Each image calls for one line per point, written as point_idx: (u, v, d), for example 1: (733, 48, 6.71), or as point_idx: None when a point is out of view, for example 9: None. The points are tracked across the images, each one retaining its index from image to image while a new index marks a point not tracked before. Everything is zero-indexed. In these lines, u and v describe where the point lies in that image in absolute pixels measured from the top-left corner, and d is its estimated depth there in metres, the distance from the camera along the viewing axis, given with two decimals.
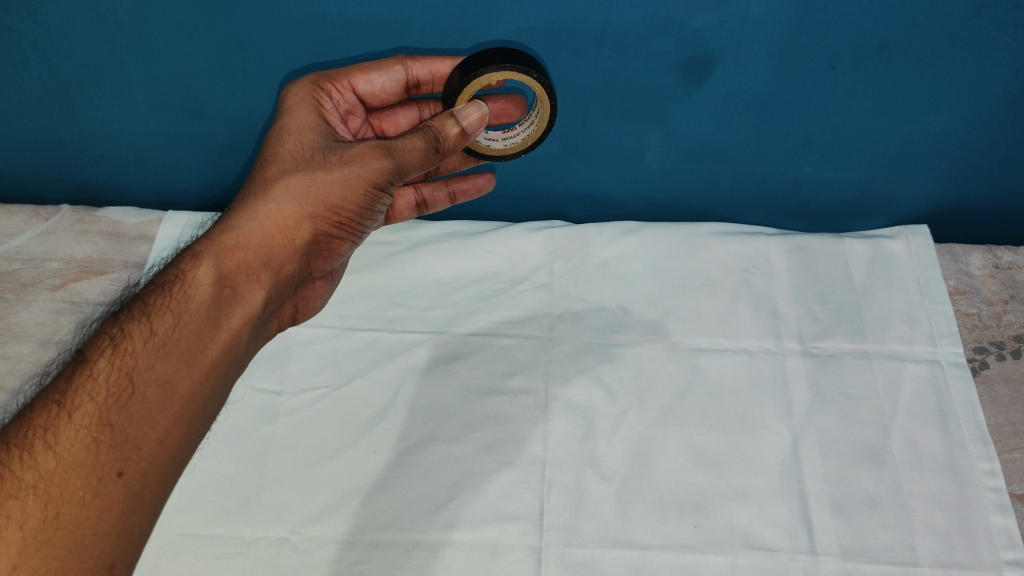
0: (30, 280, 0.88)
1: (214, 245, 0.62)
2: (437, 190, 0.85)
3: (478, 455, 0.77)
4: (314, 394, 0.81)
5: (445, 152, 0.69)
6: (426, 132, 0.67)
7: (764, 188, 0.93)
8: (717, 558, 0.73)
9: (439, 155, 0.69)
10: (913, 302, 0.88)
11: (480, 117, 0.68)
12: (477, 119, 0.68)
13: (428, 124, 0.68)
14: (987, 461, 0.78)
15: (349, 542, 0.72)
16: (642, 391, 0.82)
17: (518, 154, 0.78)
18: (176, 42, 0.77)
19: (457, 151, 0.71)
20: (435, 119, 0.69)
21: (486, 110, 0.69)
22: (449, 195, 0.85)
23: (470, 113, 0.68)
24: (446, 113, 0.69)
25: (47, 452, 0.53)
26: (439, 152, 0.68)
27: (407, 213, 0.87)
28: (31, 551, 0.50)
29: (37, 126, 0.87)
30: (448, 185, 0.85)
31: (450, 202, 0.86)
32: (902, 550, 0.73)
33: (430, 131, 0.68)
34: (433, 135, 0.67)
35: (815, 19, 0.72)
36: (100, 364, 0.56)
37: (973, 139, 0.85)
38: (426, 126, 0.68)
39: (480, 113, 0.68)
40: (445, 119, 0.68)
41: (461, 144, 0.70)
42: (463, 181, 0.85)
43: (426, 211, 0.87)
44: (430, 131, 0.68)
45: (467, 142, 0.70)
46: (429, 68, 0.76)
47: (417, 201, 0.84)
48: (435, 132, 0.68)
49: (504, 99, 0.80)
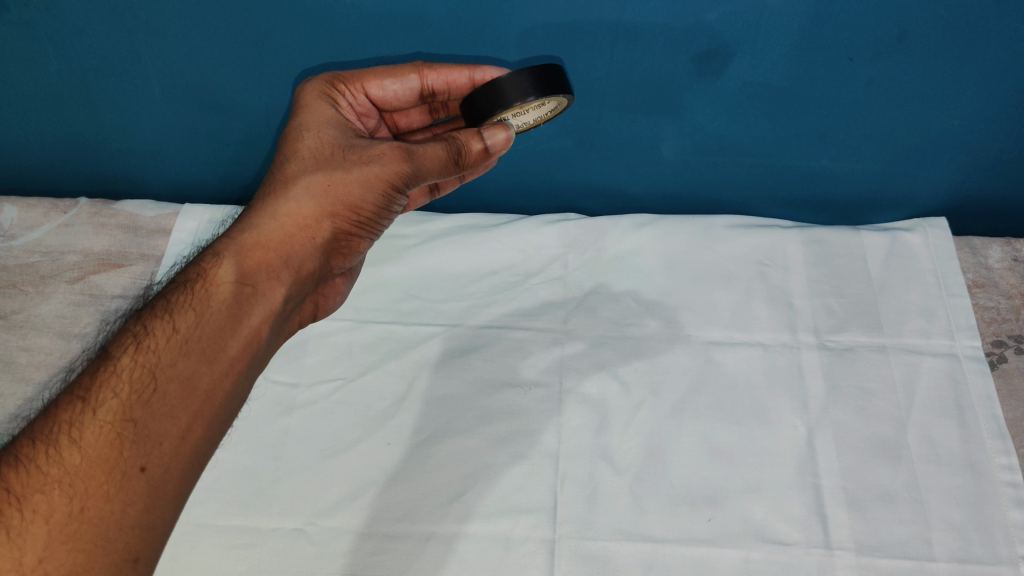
0: (49, 273, 0.88)
1: (235, 243, 0.63)
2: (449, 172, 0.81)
3: (493, 447, 0.78)
4: (330, 386, 0.81)
5: (466, 165, 0.70)
6: (449, 143, 0.68)
7: (783, 181, 0.92)
8: (731, 552, 0.72)
9: (458, 167, 0.69)
10: (931, 296, 0.87)
11: (506, 139, 0.69)
12: (503, 141, 0.69)
13: (453, 135, 0.68)
14: (1004, 455, 0.77)
15: (365, 533, 0.73)
16: (657, 383, 0.82)
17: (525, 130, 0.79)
18: (192, 36, 0.77)
19: (477, 165, 0.71)
20: (460, 132, 0.69)
21: (512, 133, 0.70)
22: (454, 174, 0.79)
23: (497, 134, 0.69)
24: (472, 129, 0.69)
25: (73, 447, 0.53)
26: (459, 165, 0.69)
27: (421, 200, 0.83)
28: (56, 545, 0.50)
29: (57, 122, 0.88)
30: None
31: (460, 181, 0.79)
32: (917, 545, 0.73)
33: (454, 142, 0.68)
34: (456, 147, 0.68)
35: (833, 11, 0.71)
36: (123, 361, 0.57)
37: (995, 131, 0.83)
38: (450, 137, 0.68)
39: (506, 136, 0.69)
40: (471, 135, 0.69)
41: (482, 161, 0.71)
42: None
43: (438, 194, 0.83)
44: (454, 142, 0.68)
45: (487, 159, 0.71)
46: (445, 79, 0.75)
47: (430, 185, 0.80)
48: (458, 144, 0.68)
49: None
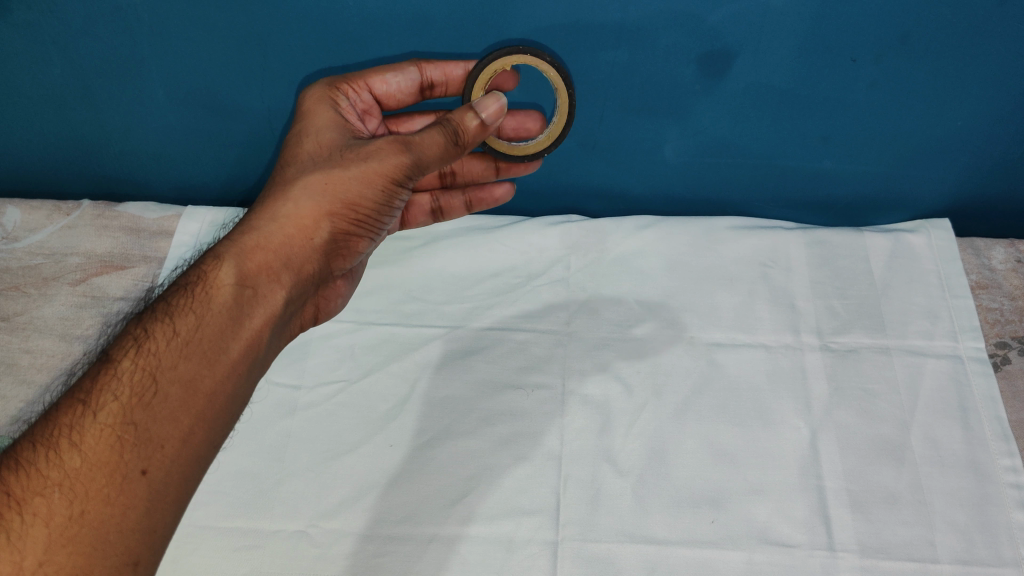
0: (52, 275, 0.89)
1: (235, 246, 0.63)
2: (456, 198, 0.86)
3: (495, 449, 0.77)
4: (332, 388, 0.81)
5: (465, 144, 0.67)
6: (445, 127, 0.66)
7: (785, 183, 0.92)
8: (735, 554, 0.72)
9: (458, 149, 0.67)
10: (935, 297, 0.87)
11: (500, 108, 0.67)
12: (497, 110, 0.67)
13: (447, 117, 0.67)
14: (1008, 457, 0.77)
15: (368, 535, 0.73)
16: (660, 385, 0.82)
17: (540, 151, 0.78)
18: (196, 38, 0.77)
19: (476, 143, 0.69)
20: (454, 113, 0.67)
21: (505, 101, 0.67)
22: (465, 202, 0.87)
23: (489, 105, 0.67)
24: (466, 106, 0.67)
25: (73, 450, 0.53)
26: (459, 145, 0.67)
27: (422, 219, 0.88)
28: (56, 548, 0.50)
29: (61, 124, 0.88)
30: (465, 193, 0.86)
31: (466, 210, 0.88)
32: (920, 547, 0.73)
33: (450, 124, 0.66)
34: (452, 128, 0.66)
35: (836, 12, 0.71)
36: (124, 364, 0.57)
37: (998, 132, 0.83)
38: (445, 119, 0.66)
39: (499, 105, 0.67)
40: (464, 113, 0.67)
41: (481, 136, 0.68)
42: (480, 191, 0.86)
43: (442, 217, 0.89)
44: (449, 124, 0.66)
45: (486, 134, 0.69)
46: (444, 70, 0.76)
47: (435, 207, 0.87)
48: (454, 125, 0.66)
49: (525, 113, 0.80)
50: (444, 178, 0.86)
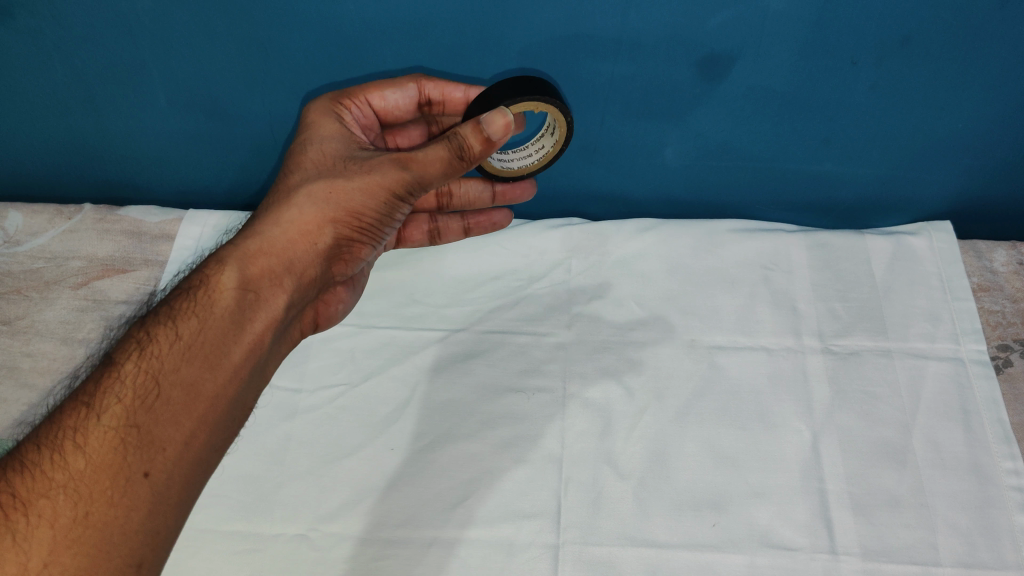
0: (53, 278, 0.89)
1: (238, 250, 0.63)
2: (453, 221, 0.88)
3: (496, 452, 0.77)
4: (333, 392, 0.81)
5: (471, 160, 0.66)
6: (450, 141, 0.65)
7: (786, 186, 0.92)
8: (737, 557, 0.72)
9: (464, 163, 0.66)
10: (936, 300, 0.87)
11: (506, 124, 0.64)
12: (503, 126, 0.64)
13: (453, 131, 0.65)
14: (1010, 460, 0.77)
15: (367, 539, 0.73)
16: (661, 389, 0.81)
17: (538, 171, 0.82)
18: (196, 43, 0.77)
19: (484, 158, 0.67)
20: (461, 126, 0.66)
21: (512, 116, 0.64)
22: (463, 227, 0.88)
23: (496, 120, 0.64)
24: (472, 120, 0.65)
25: (77, 452, 0.53)
26: (464, 160, 0.66)
27: (419, 240, 0.89)
28: (61, 548, 0.50)
29: (62, 129, 0.88)
30: (463, 219, 0.88)
31: (463, 234, 0.89)
32: (923, 550, 0.73)
33: (455, 138, 0.65)
34: (457, 143, 0.65)
35: (836, 15, 0.71)
36: (127, 367, 0.57)
37: (999, 134, 0.83)
38: (450, 134, 0.65)
39: (506, 120, 0.64)
40: (470, 127, 0.65)
41: (488, 152, 0.66)
42: (478, 216, 0.88)
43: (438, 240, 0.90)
44: (454, 138, 0.65)
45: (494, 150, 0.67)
46: (442, 90, 0.76)
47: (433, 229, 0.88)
48: (459, 140, 0.65)
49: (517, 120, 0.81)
50: (441, 200, 0.88)
